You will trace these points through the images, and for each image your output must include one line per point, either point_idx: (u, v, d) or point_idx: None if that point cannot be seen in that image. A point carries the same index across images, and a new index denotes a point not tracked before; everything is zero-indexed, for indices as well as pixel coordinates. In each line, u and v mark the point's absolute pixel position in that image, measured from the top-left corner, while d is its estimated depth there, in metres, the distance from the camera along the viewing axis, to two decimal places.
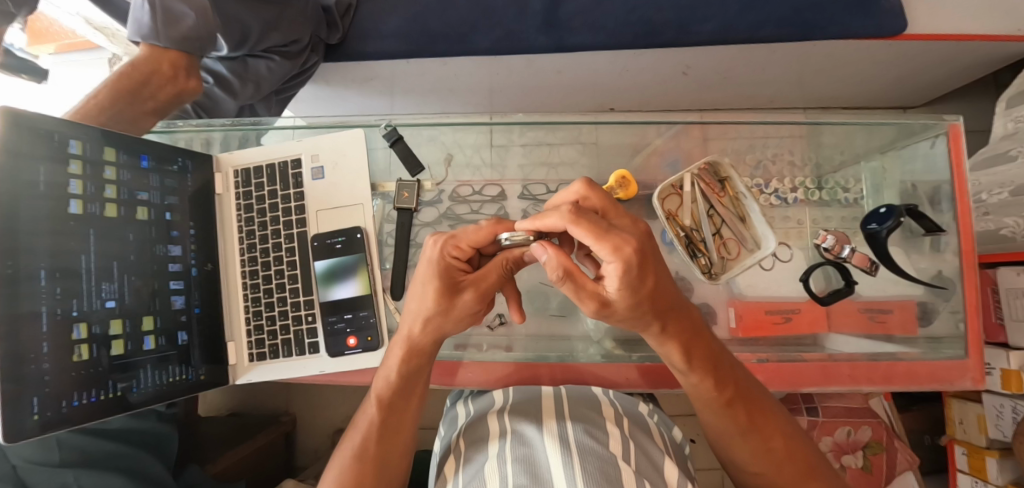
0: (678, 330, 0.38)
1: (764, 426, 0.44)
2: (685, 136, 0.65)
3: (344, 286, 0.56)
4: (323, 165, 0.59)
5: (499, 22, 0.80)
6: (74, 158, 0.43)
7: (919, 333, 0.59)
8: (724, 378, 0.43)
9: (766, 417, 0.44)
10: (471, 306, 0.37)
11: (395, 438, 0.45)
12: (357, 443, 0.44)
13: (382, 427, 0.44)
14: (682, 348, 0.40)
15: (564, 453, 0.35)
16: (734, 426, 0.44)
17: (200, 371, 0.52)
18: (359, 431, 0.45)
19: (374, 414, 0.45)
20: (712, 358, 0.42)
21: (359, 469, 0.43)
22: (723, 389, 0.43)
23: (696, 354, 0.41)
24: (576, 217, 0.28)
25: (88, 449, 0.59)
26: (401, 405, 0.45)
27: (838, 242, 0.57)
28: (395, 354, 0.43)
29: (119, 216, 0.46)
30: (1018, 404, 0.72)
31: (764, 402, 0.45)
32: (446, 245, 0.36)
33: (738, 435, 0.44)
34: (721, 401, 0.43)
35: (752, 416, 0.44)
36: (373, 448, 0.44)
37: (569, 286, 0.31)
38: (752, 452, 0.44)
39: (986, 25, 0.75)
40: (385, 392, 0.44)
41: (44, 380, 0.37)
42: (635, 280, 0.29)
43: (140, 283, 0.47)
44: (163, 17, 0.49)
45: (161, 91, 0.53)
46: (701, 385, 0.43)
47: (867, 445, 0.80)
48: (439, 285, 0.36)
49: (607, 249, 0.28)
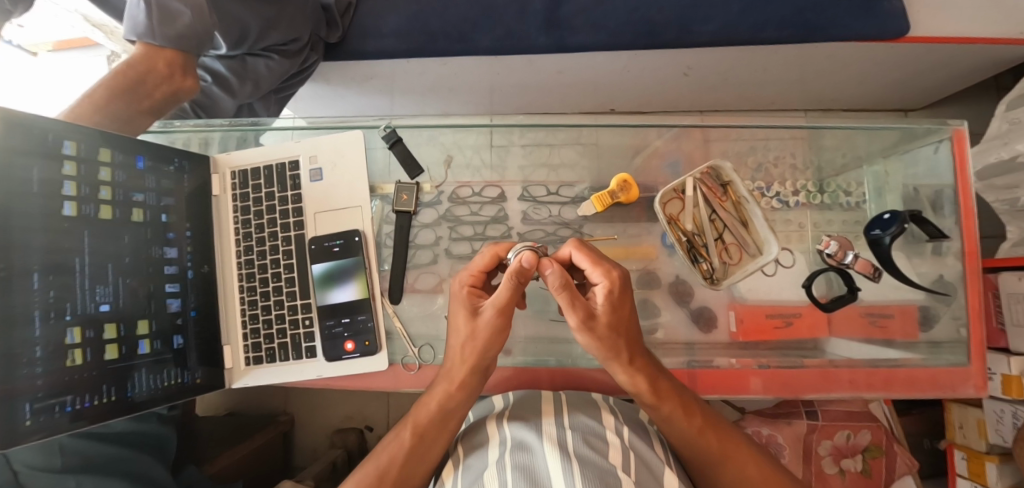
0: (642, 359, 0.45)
1: (736, 453, 0.46)
2: (685, 138, 0.65)
3: (343, 289, 0.55)
4: (322, 166, 0.58)
5: (500, 21, 0.80)
6: (69, 159, 0.42)
7: (920, 338, 0.59)
8: (692, 407, 0.46)
9: (737, 445, 0.46)
10: (495, 321, 0.44)
11: (415, 470, 0.46)
12: (382, 463, 0.46)
13: (411, 449, 0.46)
14: (648, 378, 0.44)
15: (563, 461, 0.35)
16: (712, 455, 0.45)
17: (197, 375, 0.51)
18: (387, 452, 0.47)
19: (407, 438, 0.47)
20: (677, 387, 0.47)
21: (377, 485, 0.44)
22: (693, 418, 0.46)
23: (663, 383, 0.45)
24: (580, 244, 0.45)
25: (88, 454, 0.59)
26: (433, 438, 0.47)
27: (840, 247, 0.57)
28: (442, 390, 0.48)
29: (114, 218, 0.45)
30: (1018, 409, 0.72)
31: (735, 432, 0.48)
32: (467, 276, 0.47)
33: (718, 465, 0.45)
34: (695, 430, 0.46)
35: (723, 443, 0.46)
36: (395, 472, 0.45)
37: (565, 296, 0.41)
38: (735, 480, 0.44)
39: (988, 28, 0.75)
40: (426, 418, 0.47)
41: (36, 385, 0.37)
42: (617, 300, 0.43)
43: (135, 286, 0.46)
44: (158, 13, 0.48)
45: (157, 89, 0.52)
46: (673, 415, 0.45)
47: (867, 449, 0.80)
48: (465, 304, 0.46)
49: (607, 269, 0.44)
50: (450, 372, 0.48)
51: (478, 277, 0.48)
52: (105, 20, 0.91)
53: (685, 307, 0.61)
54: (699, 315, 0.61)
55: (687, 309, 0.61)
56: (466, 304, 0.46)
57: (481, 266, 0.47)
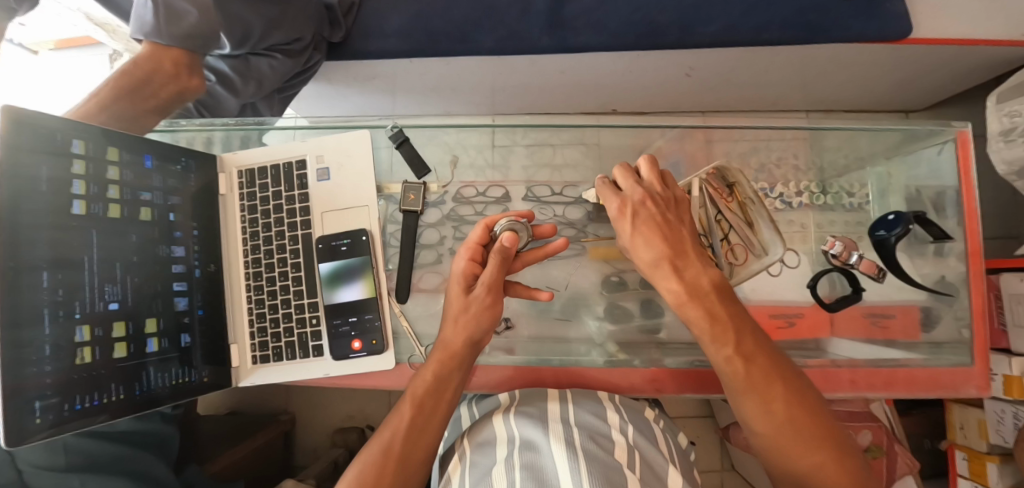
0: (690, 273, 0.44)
1: (772, 388, 0.42)
2: (688, 139, 0.64)
3: (349, 288, 0.55)
4: (328, 166, 0.59)
5: (503, 21, 0.80)
6: (77, 157, 0.42)
7: (921, 338, 0.60)
8: (727, 332, 0.43)
9: (772, 379, 0.42)
10: (483, 298, 0.48)
11: (421, 440, 0.45)
12: (386, 438, 0.45)
13: (410, 427, 0.45)
14: (686, 290, 0.43)
15: (570, 458, 0.35)
16: (740, 383, 0.42)
17: (203, 373, 0.51)
18: (388, 428, 0.45)
19: (408, 411, 0.46)
20: (717, 309, 0.43)
21: (384, 463, 0.43)
22: (727, 344, 0.43)
23: (698, 298, 0.43)
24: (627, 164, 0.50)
25: (92, 453, 0.59)
26: (433, 408, 0.47)
27: (845, 248, 0.56)
28: (434, 362, 0.48)
29: (121, 216, 0.45)
30: (1019, 410, 0.72)
31: (782, 364, 0.43)
32: (458, 255, 0.50)
33: (745, 395, 0.42)
34: (728, 356, 0.43)
35: (759, 374, 0.42)
36: (399, 447, 0.44)
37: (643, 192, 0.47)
38: (761, 413, 0.41)
39: (990, 30, 0.75)
40: (423, 390, 0.47)
41: (45, 383, 0.37)
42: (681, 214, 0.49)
43: (144, 285, 0.46)
44: (164, 13, 0.49)
45: (164, 89, 0.52)
46: (729, 359, 0.43)
47: (868, 450, 0.78)
48: (457, 284, 0.49)
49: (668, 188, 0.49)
50: (440, 345, 0.49)
51: (473, 251, 0.49)
52: (107, 18, 0.91)
53: None
54: None
55: None
56: (461, 277, 0.48)
57: (477, 240, 0.49)
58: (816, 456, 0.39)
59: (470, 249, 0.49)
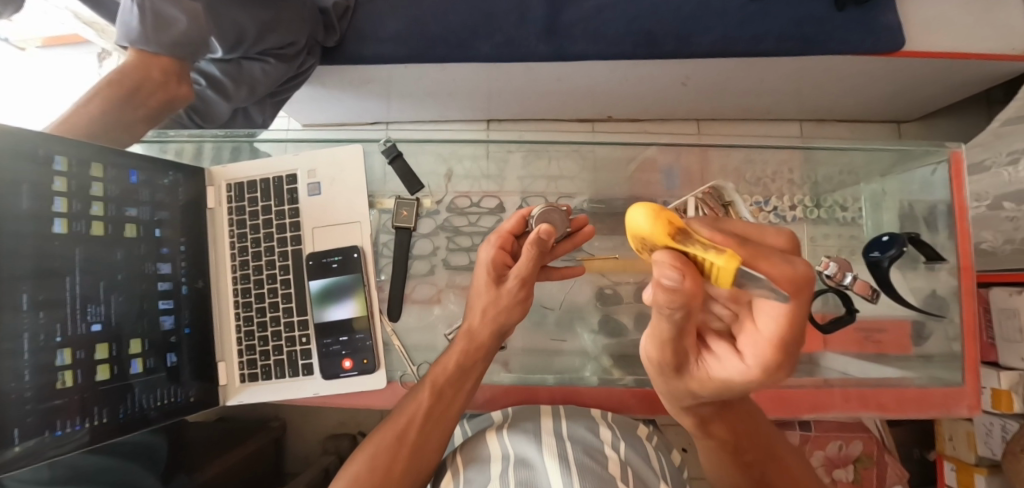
0: (710, 406, 0.37)
1: (764, 471, 0.41)
2: (685, 152, 0.65)
3: (341, 306, 0.54)
4: (320, 181, 0.57)
5: (500, 28, 0.79)
6: (59, 174, 0.40)
7: (913, 352, 0.60)
8: (743, 442, 0.41)
9: (768, 462, 0.41)
10: (518, 291, 0.45)
11: (435, 429, 0.47)
12: (401, 426, 0.46)
13: (428, 412, 0.47)
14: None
15: (564, 473, 0.35)
16: (731, 463, 0.42)
17: (190, 392, 0.50)
18: (404, 414, 0.47)
19: (426, 399, 0.47)
20: (738, 428, 0.41)
21: (397, 449, 0.44)
22: (737, 455, 0.41)
23: (716, 424, 0.39)
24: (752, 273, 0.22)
25: (77, 465, 0.61)
26: (452, 394, 0.48)
27: (840, 268, 0.54)
28: (458, 346, 0.49)
29: (105, 234, 0.44)
30: (1007, 423, 0.73)
31: (776, 451, 0.42)
32: (494, 244, 0.46)
33: (732, 472, 0.42)
34: (727, 440, 0.41)
35: (752, 457, 0.41)
36: (414, 433, 0.46)
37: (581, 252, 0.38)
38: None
39: (983, 44, 0.77)
40: (443, 378, 0.48)
41: (26, 408, 0.35)
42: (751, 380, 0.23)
43: (128, 304, 0.45)
44: (151, 20, 0.47)
45: (152, 97, 0.51)
46: (717, 447, 0.41)
47: (858, 459, 0.81)
48: (489, 272, 0.46)
49: (746, 328, 0.21)
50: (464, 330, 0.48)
51: (507, 241, 0.46)
52: (96, 17, 0.89)
53: None
54: None
55: None
56: (490, 267, 0.46)
57: (509, 229, 0.46)
58: None
59: (501, 238, 0.46)
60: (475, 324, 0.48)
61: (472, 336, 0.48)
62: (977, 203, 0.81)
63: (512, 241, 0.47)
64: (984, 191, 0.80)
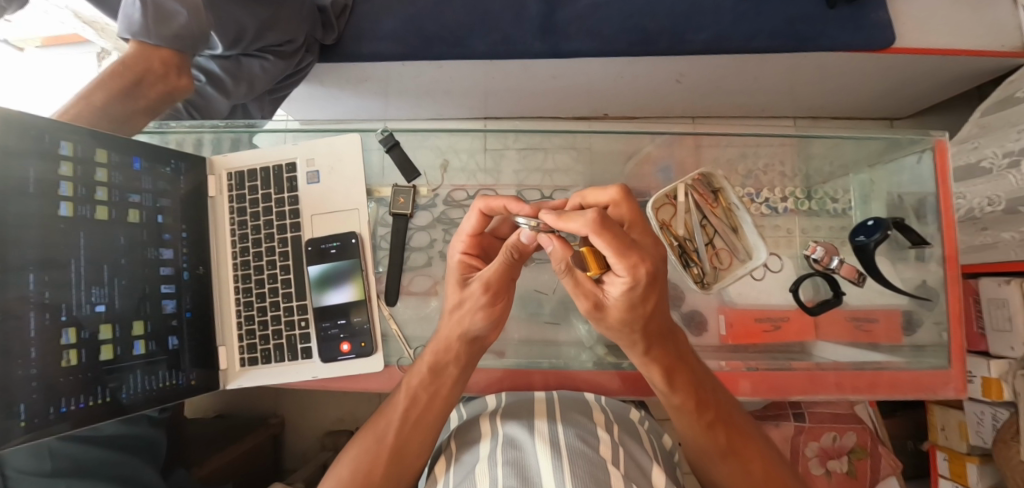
0: (663, 353, 0.41)
1: (742, 451, 0.46)
2: (678, 145, 0.66)
3: (339, 291, 0.55)
4: (319, 169, 0.58)
5: (497, 26, 0.80)
6: (65, 159, 0.41)
7: (903, 341, 0.61)
8: (704, 402, 0.46)
9: (745, 444, 0.47)
10: (482, 297, 0.42)
11: (413, 434, 0.48)
12: (381, 430, 0.48)
13: (404, 419, 0.48)
14: (666, 370, 0.43)
15: (553, 457, 0.36)
16: (714, 447, 0.47)
17: (191, 376, 0.51)
18: (385, 420, 0.49)
19: (404, 405, 0.48)
20: (696, 383, 0.45)
21: (375, 452, 0.47)
22: (702, 411, 0.46)
23: (678, 379, 0.44)
24: (602, 222, 0.28)
25: (79, 457, 0.61)
26: (431, 402, 0.48)
27: (827, 253, 0.57)
28: (428, 357, 0.47)
29: (109, 219, 0.45)
30: (998, 412, 0.74)
31: (734, 418, 0.48)
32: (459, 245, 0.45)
33: (717, 457, 0.47)
34: (701, 423, 0.46)
35: (731, 440, 0.47)
36: (393, 438, 0.48)
37: (569, 278, 0.35)
38: (729, 474, 0.46)
39: (970, 41, 0.78)
40: (418, 387, 0.48)
41: (32, 386, 0.36)
42: (635, 294, 0.32)
43: (131, 287, 0.46)
44: (153, 13, 0.48)
45: (153, 88, 0.52)
46: (684, 406, 0.46)
47: (852, 451, 0.82)
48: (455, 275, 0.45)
49: (622, 263, 0.30)
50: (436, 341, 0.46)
51: (471, 243, 0.45)
52: (96, 16, 0.90)
53: (675, 310, 0.63)
54: (690, 318, 0.63)
55: (678, 312, 0.63)
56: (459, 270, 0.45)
57: (472, 230, 0.44)
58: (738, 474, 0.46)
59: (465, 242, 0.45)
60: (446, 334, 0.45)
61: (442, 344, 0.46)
62: (991, 207, 0.77)
63: (477, 241, 0.45)
64: (994, 195, 0.76)
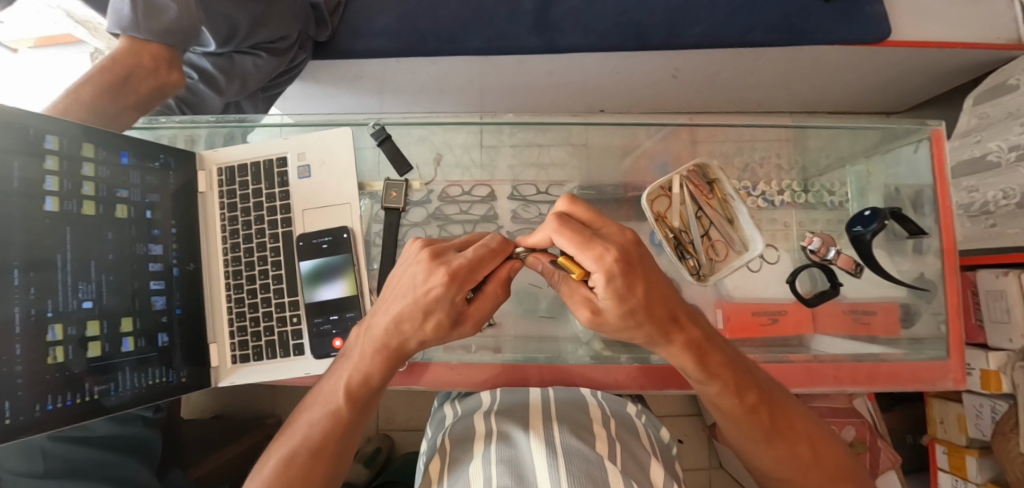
0: (692, 333, 0.38)
1: (791, 431, 0.43)
2: (673, 139, 0.65)
3: (331, 286, 0.54)
4: (310, 164, 0.58)
5: (490, 22, 0.80)
6: (51, 153, 0.41)
7: (902, 334, 0.61)
8: (745, 383, 0.42)
9: (792, 423, 0.43)
10: (468, 331, 0.39)
11: (348, 437, 0.43)
12: (315, 442, 0.42)
13: (346, 425, 0.42)
14: (696, 356, 0.39)
15: (549, 456, 0.35)
16: (760, 432, 0.43)
17: (182, 374, 0.50)
18: (319, 428, 0.42)
19: (342, 410, 0.42)
20: (732, 365, 0.42)
21: (310, 465, 0.41)
22: (745, 395, 0.42)
23: (712, 361, 0.40)
24: (561, 224, 0.31)
25: (71, 458, 0.61)
26: (371, 401, 0.44)
27: (823, 243, 0.57)
28: (370, 358, 0.40)
29: (97, 214, 0.44)
30: (997, 404, 0.73)
31: (776, 397, 0.44)
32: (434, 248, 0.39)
33: (763, 442, 0.43)
34: (744, 407, 0.42)
35: (777, 421, 0.43)
36: (330, 445, 0.42)
37: (565, 284, 0.36)
38: (778, 458, 0.43)
39: (964, 34, 0.78)
40: (357, 389, 0.42)
41: (16, 382, 0.36)
42: (619, 286, 0.30)
43: (119, 283, 0.45)
44: (143, 9, 0.48)
45: (143, 84, 0.51)
46: (723, 392, 0.42)
47: (852, 446, 0.80)
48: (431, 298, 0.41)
49: (589, 255, 0.29)
50: (379, 343, 0.39)
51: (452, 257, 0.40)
52: (88, 15, 0.89)
53: None
54: None
55: None
56: None
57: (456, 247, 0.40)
58: (786, 457, 0.43)
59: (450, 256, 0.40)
60: (405, 345, 0.39)
61: (394, 351, 0.39)
62: (1007, 200, 0.75)
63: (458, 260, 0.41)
64: (1013, 187, 0.74)
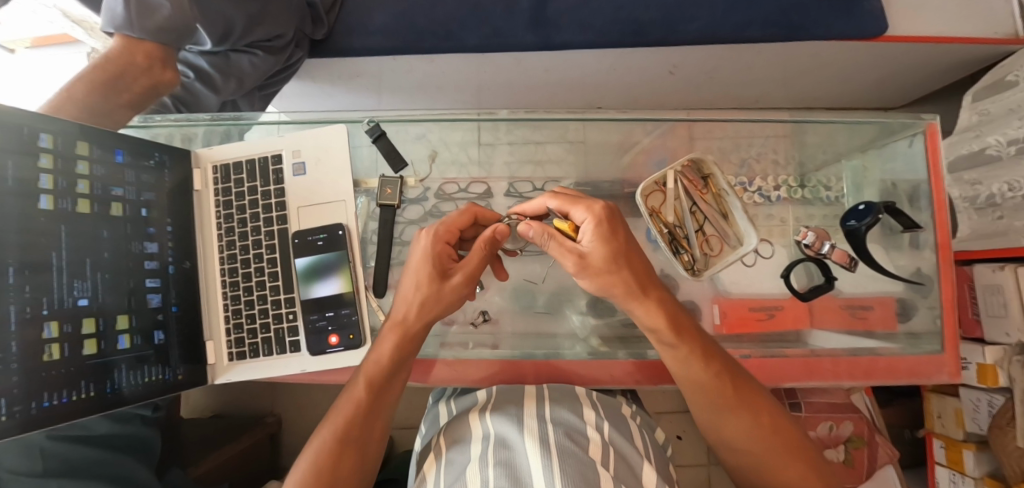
0: (660, 299, 0.44)
1: (755, 402, 0.45)
2: (672, 135, 0.65)
3: (326, 283, 0.55)
4: (305, 161, 0.58)
5: (486, 19, 0.80)
6: (45, 152, 0.41)
7: (898, 328, 0.61)
8: (711, 351, 0.45)
9: (756, 394, 0.45)
10: (460, 287, 0.47)
11: (372, 425, 0.47)
12: (341, 424, 0.46)
13: (365, 406, 0.46)
14: (665, 318, 0.44)
15: (544, 456, 0.36)
16: (725, 400, 0.44)
17: (178, 371, 0.50)
18: (344, 411, 0.47)
19: (362, 392, 0.47)
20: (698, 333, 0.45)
21: (338, 451, 0.44)
22: (711, 360, 0.45)
23: (679, 325, 0.44)
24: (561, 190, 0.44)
25: (70, 457, 0.61)
26: (385, 385, 0.47)
27: (817, 238, 0.57)
28: (389, 334, 0.47)
29: (92, 212, 0.44)
30: (994, 398, 0.73)
31: (742, 369, 0.46)
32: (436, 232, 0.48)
33: (729, 410, 0.45)
34: (710, 373, 0.45)
35: (742, 391, 0.45)
36: (354, 431, 0.46)
37: (553, 243, 0.42)
38: (743, 428, 0.44)
39: (961, 29, 0.78)
40: (377, 368, 0.47)
41: (12, 380, 0.36)
42: (603, 232, 0.41)
43: (115, 281, 0.45)
44: (136, 7, 0.48)
45: (137, 82, 0.51)
46: (690, 356, 0.44)
47: (849, 439, 0.83)
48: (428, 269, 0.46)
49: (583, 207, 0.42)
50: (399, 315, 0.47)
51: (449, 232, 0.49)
52: (84, 15, 0.89)
53: None
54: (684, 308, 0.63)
55: None
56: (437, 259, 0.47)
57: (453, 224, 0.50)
58: (751, 428, 0.44)
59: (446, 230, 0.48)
60: (415, 310, 0.47)
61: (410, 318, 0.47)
62: (1014, 192, 0.73)
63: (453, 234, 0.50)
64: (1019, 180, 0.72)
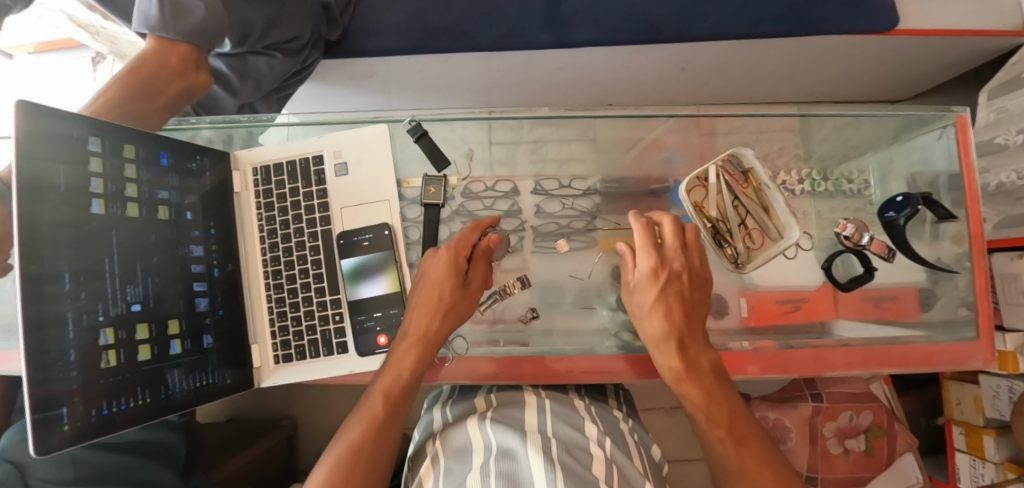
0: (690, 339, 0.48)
1: (753, 465, 0.43)
2: (690, 132, 0.66)
3: (373, 283, 0.55)
4: (346, 161, 0.58)
5: (501, 19, 0.80)
6: (94, 156, 0.40)
7: (923, 317, 0.62)
8: (721, 402, 0.46)
9: (756, 456, 0.43)
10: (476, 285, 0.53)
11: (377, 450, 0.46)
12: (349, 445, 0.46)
13: (377, 429, 0.47)
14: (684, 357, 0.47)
15: (547, 469, 0.35)
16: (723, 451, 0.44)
17: (226, 375, 0.50)
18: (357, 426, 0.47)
19: (380, 409, 0.48)
20: (713, 382, 0.47)
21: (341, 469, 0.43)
22: (716, 407, 0.46)
23: (695, 367, 0.47)
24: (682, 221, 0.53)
25: (99, 464, 0.60)
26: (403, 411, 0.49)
27: (858, 230, 0.58)
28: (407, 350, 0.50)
29: (140, 216, 0.44)
30: (1014, 384, 0.75)
31: (753, 430, 0.45)
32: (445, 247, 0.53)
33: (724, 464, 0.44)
34: (711, 419, 0.46)
35: (742, 448, 0.44)
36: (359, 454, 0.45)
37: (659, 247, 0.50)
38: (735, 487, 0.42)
39: (971, 22, 0.79)
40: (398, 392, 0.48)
41: (72, 388, 0.35)
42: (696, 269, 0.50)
43: (163, 286, 0.45)
44: (170, 9, 0.47)
45: (170, 86, 0.51)
46: (699, 401, 0.46)
47: (869, 430, 0.84)
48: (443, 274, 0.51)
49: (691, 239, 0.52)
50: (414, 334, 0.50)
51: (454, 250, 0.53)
52: (91, 20, 0.88)
53: None
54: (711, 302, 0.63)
55: None
56: (450, 269, 0.51)
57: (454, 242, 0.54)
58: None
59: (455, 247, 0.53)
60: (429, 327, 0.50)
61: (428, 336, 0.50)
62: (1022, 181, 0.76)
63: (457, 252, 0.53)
64: None
